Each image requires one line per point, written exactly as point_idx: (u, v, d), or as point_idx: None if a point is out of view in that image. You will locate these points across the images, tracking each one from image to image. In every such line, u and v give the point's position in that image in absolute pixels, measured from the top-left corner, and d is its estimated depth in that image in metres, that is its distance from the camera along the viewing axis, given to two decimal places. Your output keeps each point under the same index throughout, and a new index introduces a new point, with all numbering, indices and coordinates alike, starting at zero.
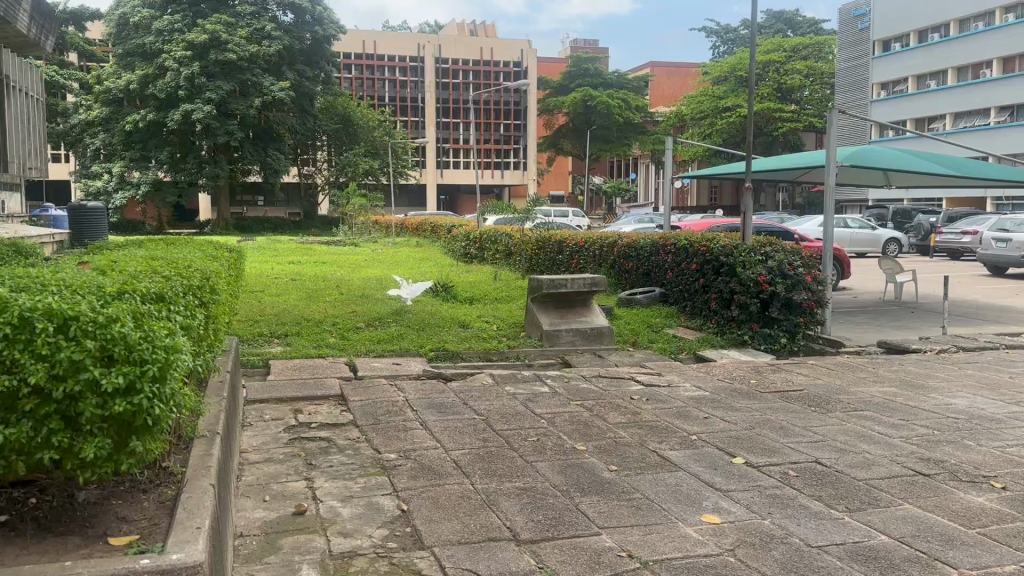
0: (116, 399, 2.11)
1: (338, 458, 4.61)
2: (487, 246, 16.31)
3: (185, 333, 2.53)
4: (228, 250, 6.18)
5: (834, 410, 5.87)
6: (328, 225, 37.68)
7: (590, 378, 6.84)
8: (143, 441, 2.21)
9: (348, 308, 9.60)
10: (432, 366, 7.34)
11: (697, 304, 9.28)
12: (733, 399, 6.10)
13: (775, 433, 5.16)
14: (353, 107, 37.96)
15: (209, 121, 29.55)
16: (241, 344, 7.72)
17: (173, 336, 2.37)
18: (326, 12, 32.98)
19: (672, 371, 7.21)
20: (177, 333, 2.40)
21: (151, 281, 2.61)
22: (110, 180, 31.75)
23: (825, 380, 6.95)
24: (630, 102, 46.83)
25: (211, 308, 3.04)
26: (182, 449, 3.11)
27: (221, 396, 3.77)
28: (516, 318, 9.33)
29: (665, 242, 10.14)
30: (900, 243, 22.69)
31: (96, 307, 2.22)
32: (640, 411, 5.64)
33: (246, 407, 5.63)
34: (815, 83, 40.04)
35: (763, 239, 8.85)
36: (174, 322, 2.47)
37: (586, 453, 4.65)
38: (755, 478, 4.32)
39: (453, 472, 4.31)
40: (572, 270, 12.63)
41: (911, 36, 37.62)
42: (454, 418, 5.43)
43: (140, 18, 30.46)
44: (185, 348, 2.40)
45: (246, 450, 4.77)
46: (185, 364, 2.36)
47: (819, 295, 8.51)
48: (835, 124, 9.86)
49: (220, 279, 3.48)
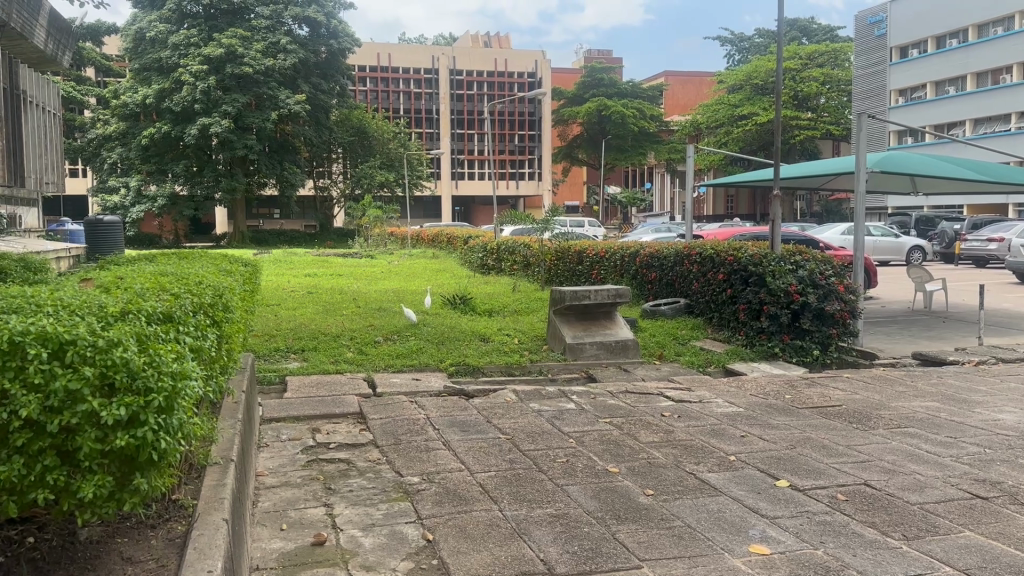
0: (117, 433, 1.89)
1: (358, 481, 4.38)
2: (504, 257, 16.12)
3: (194, 357, 2.30)
4: (242, 263, 5.98)
5: (877, 427, 5.59)
6: (344, 237, 37.55)
7: (617, 393, 6.59)
8: (147, 476, 1.98)
9: (365, 322, 9.40)
10: (452, 380, 7.12)
11: (724, 315, 9.01)
12: (770, 416, 5.83)
13: (818, 453, 4.90)
14: (368, 120, 37.99)
15: (226, 135, 29.60)
16: (256, 359, 7.53)
17: (183, 362, 2.13)
18: (341, 25, 32.65)
19: (702, 386, 6.93)
20: (187, 359, 2.17)
21: (158, 299, 2.38)
22: (126, 194, 31.89)
23: (863, 395, 6.67)
24: (645, 111, 46.56)
25: (224, 327, 2.81)
26: (193, 478, 2.89)
27: (235, 419, 3.56)
28: (538, 331, 9.08)
29: (689, 252, 9.87)
30: (924, 251, 22.30)
31: (95, 330, 2.00)
32: (672, 429, 5.38)
33: (262, 427, 5.41)
34: (832, 90, 39.66)
35: (792, 248, 8.60)
36: (183, 344, 2.24)
37: (619, 475, 4.41)
38: (803, 503, 4.07)
39: (480, 497, 4.06)
40: (593, 282, 12.41)
41: (928, 43, 37.09)
42: (477, 437, 5.20)
43: (156, 32, 30.54)
44: (197, 377, 2.18)
45: (262, 473, 4.56)
46: (195, 392, 2.13)
47: (851, 305, 8.26)
48: (865, 129, 9.58)
49: (234, 295, 3.27)
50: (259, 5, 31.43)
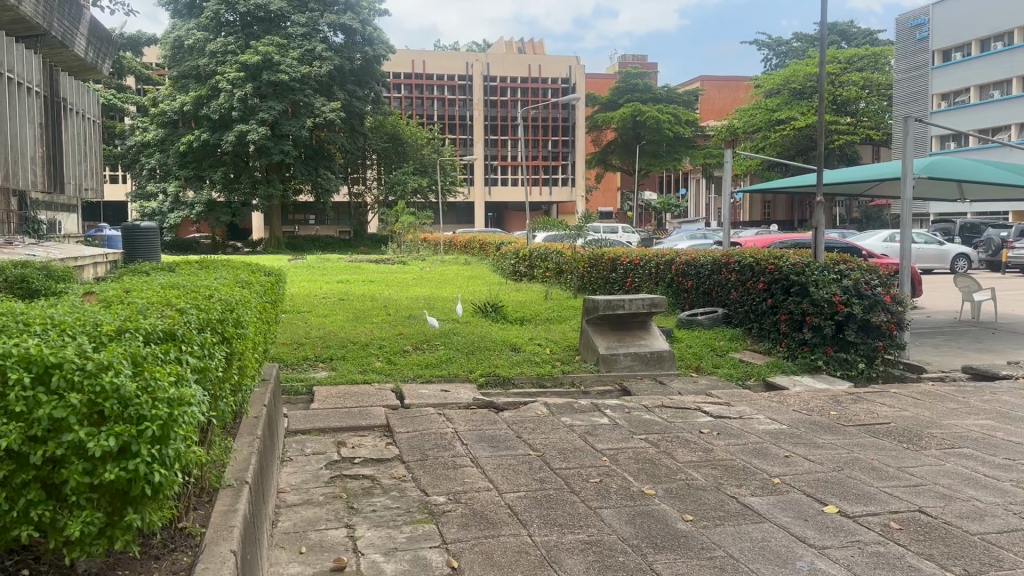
0: (106, 465, 1.72)
1: (382, 501, 4.19)
2: (536, 264, 15.92)
3: (198, 378, 2.12)
4: (266, 273, 5.85)
5: (928, 447, 5.28)
6: (378, 243, 37.63)
7: (653, 408, 6.33)
8: (142, 511, 1.81)
9: (394, 330, 9.25)
10: (482, 393, 6.91)
11: (764, 326, 8.71)
12: (814, 434, 5.55)
13: (866, 476, 4.62)
14: (402, 126, 38.10)
15: (264, 142, 29.91)
16: (284, 369, 7.41)
17: (182, 388, 1.96)
18: (376, 32, 32.68)
19: (743, 400, 6.64)
20: (187, 382, 1.99)
21: (160, 316, 2.22)
22: (165, 200, 32.33)
23: (912, 412, 6.34)
24: (681, 116, 46.01)
25: (235, 345, 2.64)
26: (202, 503, 2.71)
27: (253, 438, 3.40)
28: (570, 340, 8.85)
29: (728, 260, 9.58)
30: (969, 259, 21.67)
31: (85, 352, 1.84)
32: (712, 447, 5.13)
33: (285, 440, 5.26)
34: (872, 94, 39.14)
35: (836, 257, 8.30)
36: (185, 365, 2.06)
37: (656, 498, 4.17)
38: (853, 531, 3.80)
39: (509, 520, 3.86)
40: (626, 290, 12.17)
41: (972, 45, 36.05)
42: (507, 454, 4.99)
43: (194, 40, 30.84)
44: (200, 404, 2.02)
45: (284, 489, 4.40)
46: (194, 420, 1.95)
47: (898, 317, 7.93)
48: (911, 133, 9.22)
49: (248, 308, 3.10)
50: (295, 13, 31.54)
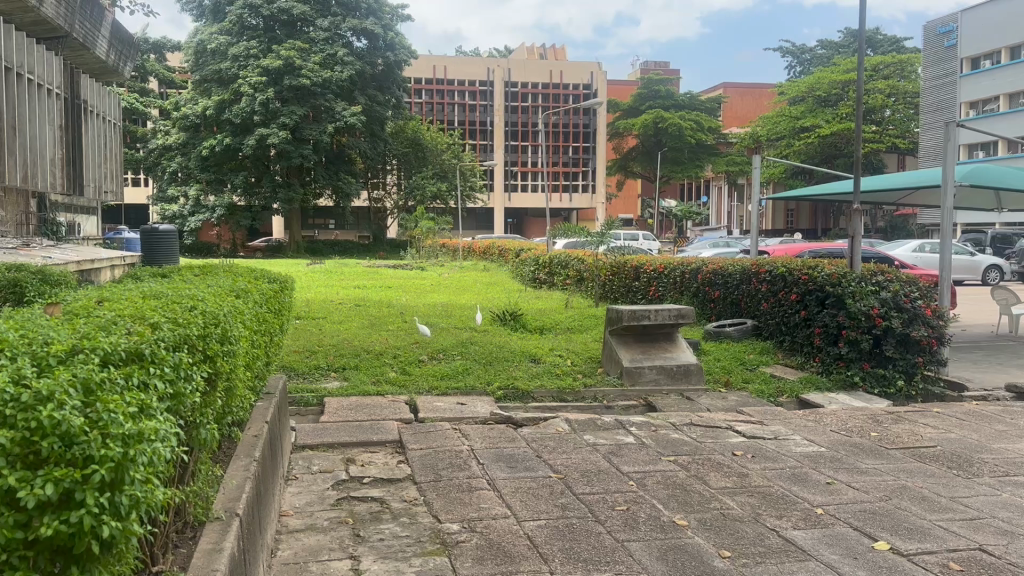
0: (44, 516, 1.41)
1: (391, 528, 3.86)
2: (557, 270, 15.59)
3: (166, 404, 1.81)
4: (273, 280, 5.56)
5: (981, 474, 4.89)
6: (397, 248, 37.48)
7: (681, 426, 5.96)
8: (91, 570, 1.49)
9: (408, 338, 8.93)
10: (500, 406, 6.57)
11: (797, 339, 8.32)
12: (857, 458, 5.17)
13: (917, 507, 4.25)
14: (422, 131, 37.88)
15: (284, 146, 29.82)
16: (294, 378, 7.13)
17: (141, 422, 1.63)
18: (398, 37, 32.46)
19: (776, 419, 6.26)
20: (148, 415, 1.68)
21: (129, 331, 1.92)
22: (186, 204, 32.14)
23: (959, 434, 5.92)
24: (703, 123, 45.59)
25: (222, 364, 2.33)
26: (185, 542, 2.39)
27: (248, 462, 3.09)
28: (593, 352, 8.49)
29: (757, 270, 9.20)
30: (1001, 270, 21.14)
31: (23, 379, 1.54)
32: (747, 472, 4.77)
33: (292, 457, 4.96)
34: (898, 102, 40.85)
35: (873, 268, 7.93)
36: (149, 389, 1.76)
37: (689, 530, 3.84)
38: (910, 573, 3.43)
39: (528, 554, 3.52)
40: (650, 299, 11.81)
41: (1003, 53, 34.83)
42: (525, 475, 4.65)
43: (217, 44, 30.83)
44: (172, 441, 1.72)
45: (286, 511, 4.10)
46: (154, 453, 1.62)
47: (940, 332, 7.51)
48: (953, 138, 8.80)
49: (239, 320, 2.80)
50: (318, 18, 31.45)
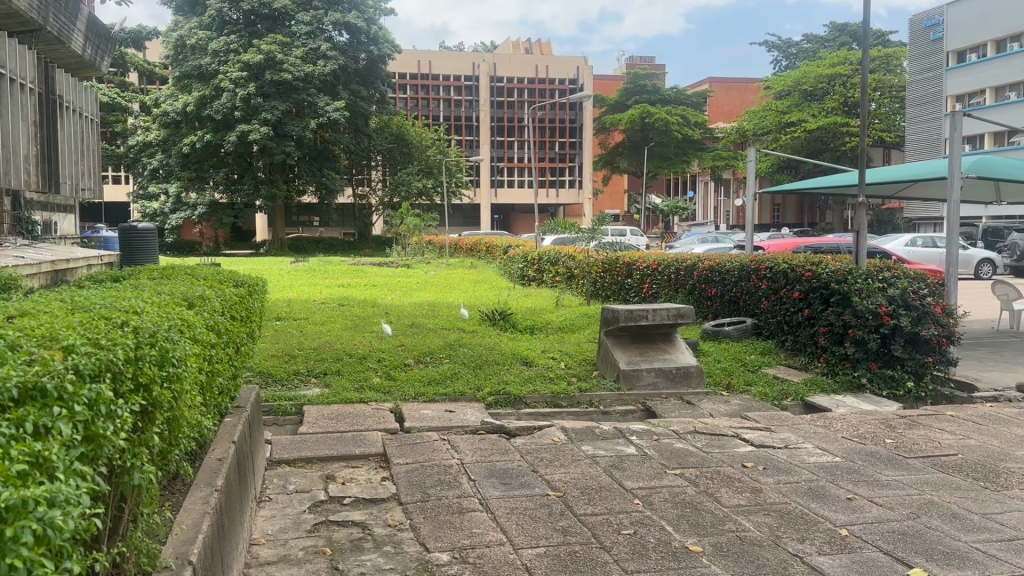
0: None
1: (373, 559, 3.47)
2: (546, 268, 15.20)
3: (67, 448, 1.44)
4: (241, 282, 5.13)
5: (1011, 487, 4.55)
6: (384, 246, 37.00)
7: (684, 434, 5.58)
8: None
9: (394, 341, 8.52)
10: (491, 414, 6.19)
11: (800, 339, 8.00)
12: (876, 469, 4.83)
13: (948, 526, 3.90)
14: (406, 126, 37.40)
15: (266, 142, 29.21)
16: (272, 386, 6.72)
17: (19, 476, 1.26)
18: (382, 31, 32.00)
19: (784, 426, 5.90)
20: (31, 466, 1.30)
21: (18, 364, 1.53)
22: (166, 202, 31.37)
23: (978, 440, 5.58)
24: (690, 118, 45.27)
25: (157, 392, 1.93)
26: None
27: (207, 494, 2.70)
28: (588, 353, 8.12)
29: (757, 266, 8.84)
30: (994, 264, 20.96)
31: None
32: (761, 487, 4.40)
33: (265, 475, 4.55)
34: (884, 97, 41.27)
35: (879, 264, 7.61)
36: (44, 434, 1.39)
37: (704, 557, 3.47)
38: None
39: None
40: (644, 297, 11.45)
41: (988, 47, 34.40)
42: (522, 494, 4.26)
43: (196, 39, 30.05)
44: (87, 495, 1.37)
45: (256, 540, 3.69)
46: (39, 519, 1.24)
47: (950, 330, 7.16)
48: (960, 129, 8.44)
49: (182, 330, 2.41)
50: (300, 12, 30.80)
